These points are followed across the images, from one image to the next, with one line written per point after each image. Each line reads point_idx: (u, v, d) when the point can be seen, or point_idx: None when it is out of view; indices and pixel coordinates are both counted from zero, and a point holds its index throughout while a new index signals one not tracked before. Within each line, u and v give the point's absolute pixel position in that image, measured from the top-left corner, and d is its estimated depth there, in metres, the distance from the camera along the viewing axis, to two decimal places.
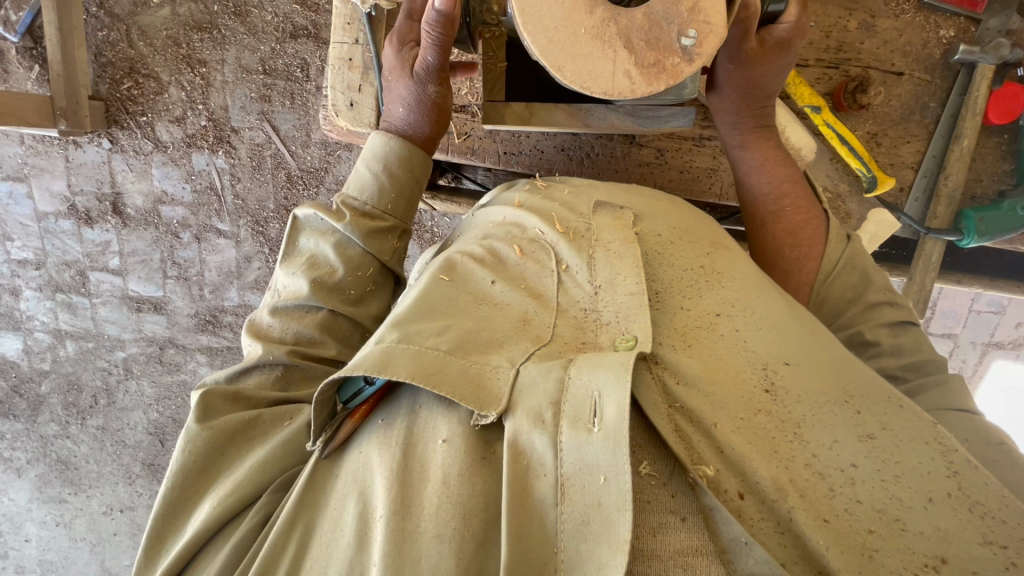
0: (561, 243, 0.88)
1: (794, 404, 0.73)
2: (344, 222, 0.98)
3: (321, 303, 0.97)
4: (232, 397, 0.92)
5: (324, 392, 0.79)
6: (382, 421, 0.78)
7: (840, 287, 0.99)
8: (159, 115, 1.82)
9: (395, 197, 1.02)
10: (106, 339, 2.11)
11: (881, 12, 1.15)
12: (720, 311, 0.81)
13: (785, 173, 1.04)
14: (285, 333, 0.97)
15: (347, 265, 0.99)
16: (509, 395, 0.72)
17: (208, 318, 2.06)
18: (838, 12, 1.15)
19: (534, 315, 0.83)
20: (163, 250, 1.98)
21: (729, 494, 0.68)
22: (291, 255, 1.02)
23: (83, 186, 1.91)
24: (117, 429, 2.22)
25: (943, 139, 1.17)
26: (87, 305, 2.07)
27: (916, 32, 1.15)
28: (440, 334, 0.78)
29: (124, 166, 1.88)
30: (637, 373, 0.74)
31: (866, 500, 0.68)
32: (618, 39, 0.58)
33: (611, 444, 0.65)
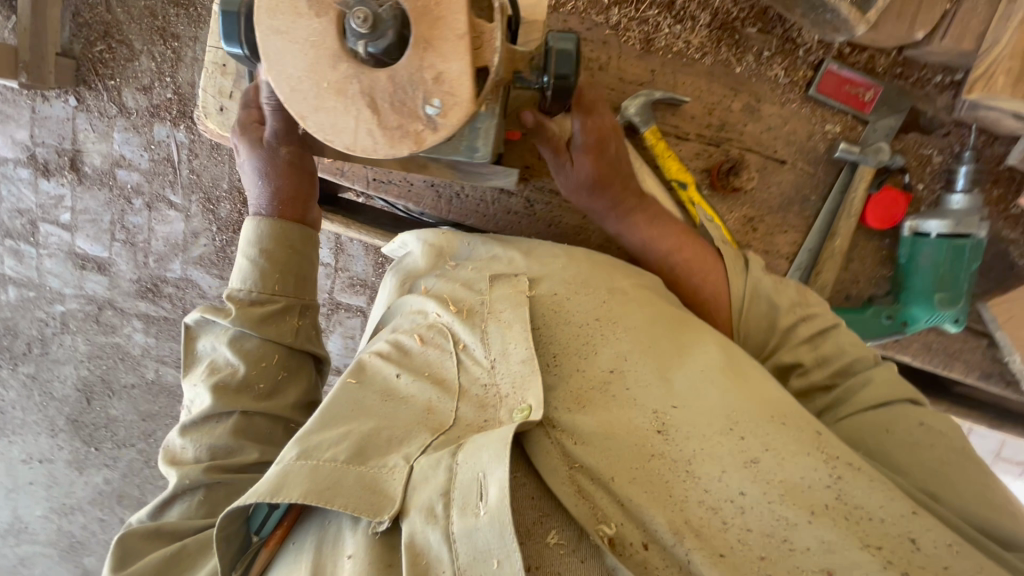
0: (456, 322, 0.94)
1: (684, 443, 0.77)
2: (230, 318, 0.99)
3: (231, 408, 0.98)
4: (151, 535, 0.94)
5: (225, 525, 0.85)
6: (295, 544, 0.86)
7: (756, 316, 1.00)
8: (127, 81, 1.84)
9: (282, 278, 1.02)
10: (47, 290, 2.13)
11: (768, 97, 1.15)
12: (613, 366, 0.86)
13: (664, 251, 1.07)
14: (200, 451, 0.98)
15: (247, 363, 0.99)
16: (398, 495, 0.79)
17: (149, 286, 2.07)
18: (723, 87, 1.14)
19: (437, 402, 0.89)
20: (113, 213, 2.00)
21: (634, 547, 0.74)
22: (193, 364, 1.04)
23: (44, 139, 1.94)
24: (46, 380, 2.24)
25: (819, 235, 1.17)
26: (34, 254, 2.09)
27: (802, 122, 1.15)
28: (337, 445, 0.84)
29: (87, 126, 1.90)
30: (530, 440, 0.83)
31: (755, 527, 0.70)
32: (361, 98, 0.60)
33: (499, 532, 0.71)
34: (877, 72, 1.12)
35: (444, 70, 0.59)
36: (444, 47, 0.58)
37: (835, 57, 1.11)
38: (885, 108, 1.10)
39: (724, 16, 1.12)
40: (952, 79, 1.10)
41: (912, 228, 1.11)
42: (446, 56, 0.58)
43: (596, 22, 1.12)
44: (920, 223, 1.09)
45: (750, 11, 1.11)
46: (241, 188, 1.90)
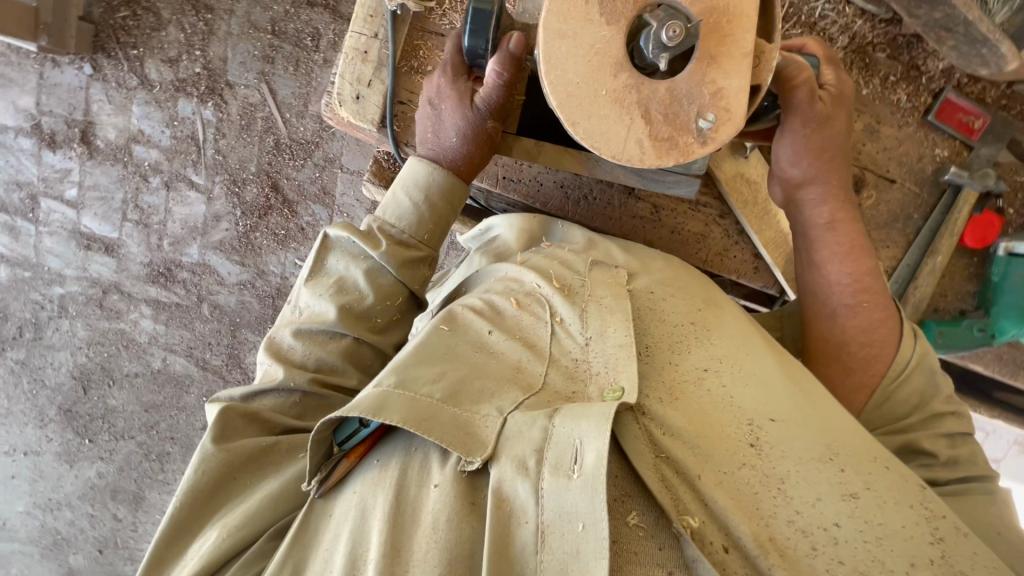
0: (556, 295, 0.87)
1: (779, 457, 0.72)
2: (381, 250, 0.90)
3: (346, 331, 0.90)
4: (248, 417, 0.86)
5: (324, 430, 0.76)
6: (376, 462, 0.76)
7: (906, 390, 0.81)
8: (151, 52, 1.73)
9: (434, 226, 0.95)
10: (45, 271, 1.98)
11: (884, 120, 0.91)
12: (708, 366, 0.80)
13: (866, 260, 0.85)
14: (307, 358, 0.91)
15: (376, 292, 0.92)
16: (494, 442, 0.71)
17: (161, 269, 1.96)
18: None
19: (527, 362, 0.82)
20: (127, 191, 1.87)
21: (713, 546, 0.67)
22: (317, 273, 0.94)
23: (53, 107, 1.79)
24: (38, 367, 2.10)
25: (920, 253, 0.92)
26: (32, 232, 1.93)
27: (914, 143, 0.90)
28: (434, 382, 0.77)
29: (103, 96, 1.77)
30: (622, 420, 0.74)
31: (847, 560, 0.66)
32: (637, 108, 0.56)
33: (590, 488, 0.63)
34: (984, 103, 0.91)
35: (723, 86, 0.57)
36: (727, 64, 0.57)
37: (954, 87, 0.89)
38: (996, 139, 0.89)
39: (860, 38, 0.92)
40: None
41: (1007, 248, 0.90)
42: (728, 72, 0.57)
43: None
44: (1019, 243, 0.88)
45: (884, 35, 0.91)
46: (269, 172, 1.81)
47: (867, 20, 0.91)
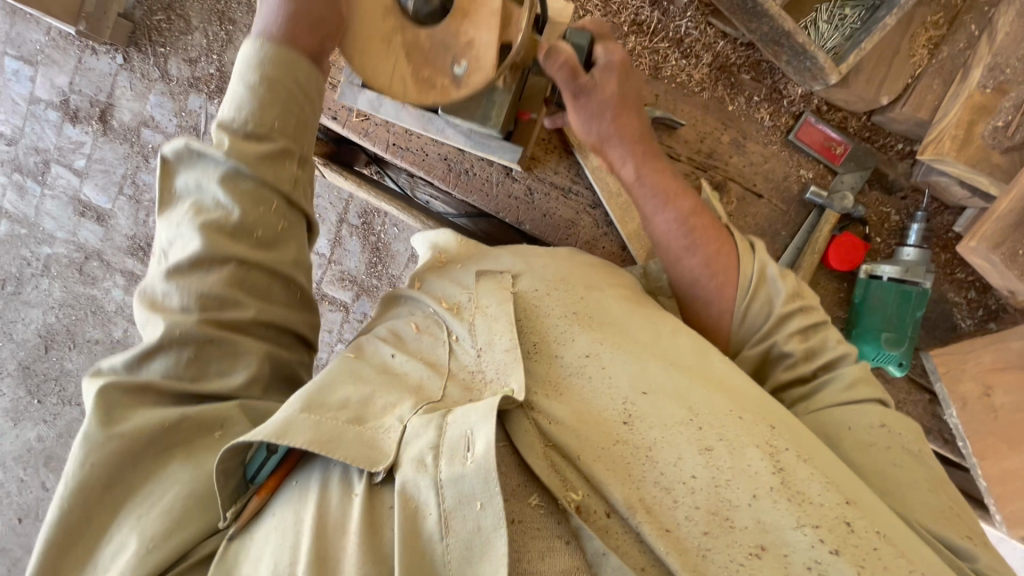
0: (444, 314, 0.88)
1: (646, 430, 0.74)
2: (223, 147, 0.76)
3: (222, 252, 0.75)
4: (134, 389, 0.74)
5: (225, 461, 0.71)
6: (297, 483, 0.74)
7: (756, 308, 0.85)
8: (176, 52, 1.90)
9: (280, 105, 0.77)
10: (39, 231, 2.14)
11: (755, 135, 1.03)
12: (587, 351, 0.82)
13: (687, 201, 0.89)
14: (185, 299, 0.75)
15: (242, 203, 0.77)
16: (394, 449, 0.71)
17: (141, 245, 2.09)
18: (715, 121, 1.04)
19: (427, 381, 0.82)
20: (128, 168, 2.06)
21: (597, 514, 0.70)
22: (173, 204, 0.80)
23: (82, 88, 2.01)
24: (10, 321, 2.20)
25: (784, 269, 1.03)
26: (37, 193, 2.12)
27: (780, 164, 1.03)
28: (340, 402, 0.76)
29: (126, 84, 1.98)
30: (510, 419, 0.75)
31: (704, 504, 0.68)
32: (399, 46, 0.72)
33: (482, 476, 0.65)
34: (847, 132, 1.03)
35: (474, 38, 0.71)
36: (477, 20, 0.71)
37: (815, 110, 1.01)
38: (853, 163, 1.00)
39: (723, 58, 1.02)
40: (914, 148, 1.01)
41: (867, 271, 0.98)
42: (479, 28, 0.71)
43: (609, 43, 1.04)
44: (876, 266, 0.97)
45: (746, 59, 1.02)
46: None
47: (729, 41, 1.01)
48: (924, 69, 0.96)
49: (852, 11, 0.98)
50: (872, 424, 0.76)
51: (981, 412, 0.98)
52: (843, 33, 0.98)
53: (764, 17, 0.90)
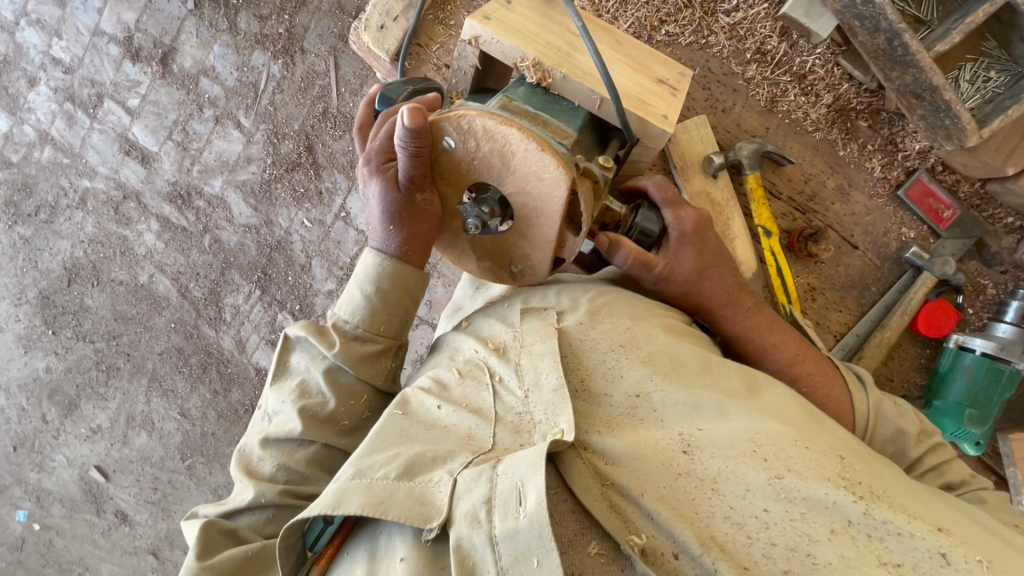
0: (491, 358, 0.89)
1: (709, 460, 0.72)
2: (334, 351, 0.91)
3: (313, 438, 0.90)
4: (229, 533, 0.87)
5: (286, 538, 0.78)
6: (348, 556, 0.80)
7: (885, 432, 0.86)
8: (248, 6, 1.94)
9: (390, 315, 0.93)
10: (81, 163, 2.12)
11: (861, 184, 1.08)
12: (636, 391, 0.80)
13: (786, 355, 0.94)
14: (275, 472, 0.90)
15: (338, 394, 0.92)
16: (446, 503, 0.72)
17: (182, 192, 2.06)
18: (822, 164, 1.09)
19: (476, 428, 0.82)
20: (181, 114, 2.03)
21: (665, 556, 0.68)
22: (284, 376, 0.96)
23: (148, 27, 2.00)
24: (38, 248, 2.18)
25: (869, 323, 1.07)
26: (86, 125, 2.09)
27: (882, 218, 1.08)
28: (387, 462, 0.77)
29: (193, 31, 1.98)
30: (563, 459, 0.75)
31: (779, 540, 0.65)
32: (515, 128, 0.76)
33: (536, 530, 0.64)
34: (958, 196, 1.05)
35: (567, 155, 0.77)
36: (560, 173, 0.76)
37: (928, 171, 1.04)
38: (959, 229, 1.04)
39: (844, 101, 1.05)
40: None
41: (957, 342, 1.01)
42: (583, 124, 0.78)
43: (732, 70, 1.10)
44: (966, 338, 0.99)
45: (867, 105, 1.05)
46: (309, 134, 1.92)
47: (853, 85, 1.04)
48: None
49: (997, 75, 0.97)
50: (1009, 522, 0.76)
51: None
52: (983, 95, 0.98)
53: (914, 67, 0.91)
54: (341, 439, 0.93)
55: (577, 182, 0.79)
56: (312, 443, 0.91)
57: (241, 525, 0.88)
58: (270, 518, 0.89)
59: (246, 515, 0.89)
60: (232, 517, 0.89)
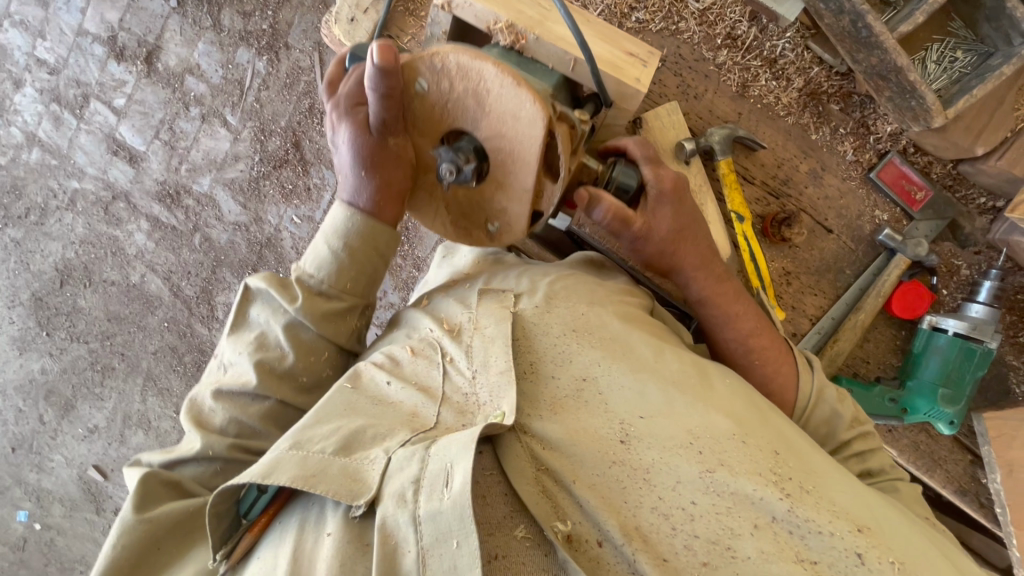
0: (445, 338, 0.90)
1: (645, 451, 0.74)
2: (298, 304, 0.92)
3: (269, 392, 0.92)
4: (172, 486, 0.90)
5: (219, 504, 0.81)
6: (279, 527, 0.82)
7: (818, 419, 0.90)
8: (231, 3, 1.92)
9: (357, 272, 0.94)
10: (70, 164, 2.12)
11: (834, 168, 1.08)
12: (583, 375, 0.81)
13: (748, 324, 0.93)
14: (227, 426, 0.92)
15: (298, 349, 0.93)
16: (376, 482, 0.74)
17: (171, 191, 2.07)
18: (795, 149, 1.08)
19: (421, 407, 0.84)
20: (167, 113, 2.03)
21: (587, 542, 0.72)
22: (242, 328, 0.97)
23: (132, 26, 1.99)
24: (30, 250, 2.19)
25: (844, 306, 1.08)
26: (73, 126, 2.09)
27: (855, 200, 1.08)
28: (328, 436, 0.79)
29: (177, 28, 1.97)
30: (503, 444, 0.77)
31: (702, 533, 0.70)
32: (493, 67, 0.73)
33: (456, 516, 0.67)
34: (930, 177, 1.06)
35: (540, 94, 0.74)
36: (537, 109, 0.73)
37: (900, 152, 1.05)
38: (932, 212, 1.05)
39: (816, 85, 1.06)
40: (997, 204, 1.03)
41: (931, 323, 1.01)
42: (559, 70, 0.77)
43: (703, 57, 1.08)
44: (941, 320, 0.99)
45: (837, 88, 1.05)
46: (295, 131, 1.92)
47: (824, 69, 1.05)
48: None
49: (964, 55, 0.98)
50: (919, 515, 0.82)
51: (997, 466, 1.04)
52: (952, 75, 0.99)
53: (878, 49, 0.90)
54: (297, 397, 0.95)
55: (555, 122, 0.76)
56: (270, 399, 0.93)
57: (187, 477, 0.91)
58: (216, 471, 0.92)
59: (191, 467, 0.92)
60: (178, 468, 0.92)
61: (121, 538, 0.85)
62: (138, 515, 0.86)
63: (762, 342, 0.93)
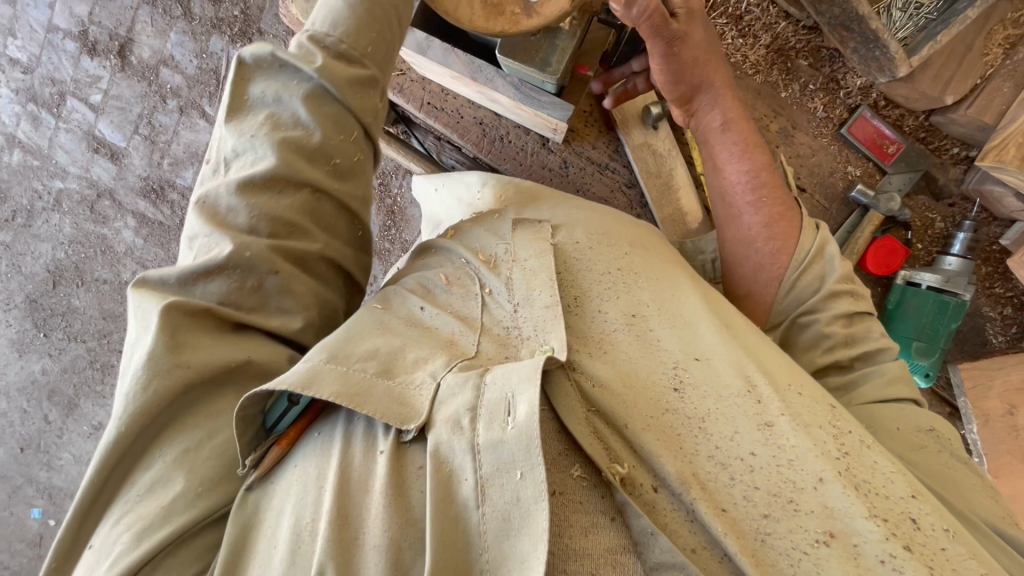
0: (483, 269, 0.65)
1: (700, 400, 0.57)
2: (318, 57, 0.51)
3: (304, 174, 0.51)
4: (201, 320, 0.50)
5: (245, 409, 0.49)
6: (321, 436, 0.52)
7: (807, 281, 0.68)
8: None
9: (379, 36, 0.54)
10: (52, 164, 2.11)
11: (807, 125, 0.88)
12: (633, 311, 0.62)
13: (763, 157, 0.69)
14: (256, 223, 0.51)
15: (325, 126, 0.52)
16: (428, 407, 0.51)
17: (155, 186, 2.06)
18: (765, 107, 0.87)
19: (460, 335, 0.60)
20: (145, 107, 2.00)
21: (642, 488, 0.54)
22: (240, 112, 0.54)
23: (101, 20, 1.95)
24: (20, 253, 2.19)
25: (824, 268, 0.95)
26: (51, 125, 2.08)
27: (829, 155, 0.88)
28: (366, 354, 0.54)
29: (148, 19, 1.92)
30: (551, 381, 0.56)
31: (764, 484, 0.52)
32: None
33: (524, 444, 0.47)
34: (902, 132, 0.86)
35: None
36: None
37: (871, 107, 0.85)
38: (904, 163, 0.86)
39: (783, 41, 0.85)
40: (971, 154, 0.85)
41: (906, 278, 0.86)
42: None
43: None
44: (917, 274, 0.85)
45: (806, 43, 0.84)
46: None
47: (790, 23, 0.84)
48: (997, 69, 0.78)
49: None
50: (919, 425, 0.60)
51: (1003, 431, 0.88)
52: (917, 23, 0.77)
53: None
54: (333, 184, 0.54)
55: None
56: (301, 186, 0.52)
57: (217, 304, 0.51)
58: (260, 285, 0.51)
59: (221, 282, 0.51)
60: (199, 288, 0.51)
61: (152, 377, 0.47)
62: (170, 354, 0.48)
63: (777, 210, 0.68)
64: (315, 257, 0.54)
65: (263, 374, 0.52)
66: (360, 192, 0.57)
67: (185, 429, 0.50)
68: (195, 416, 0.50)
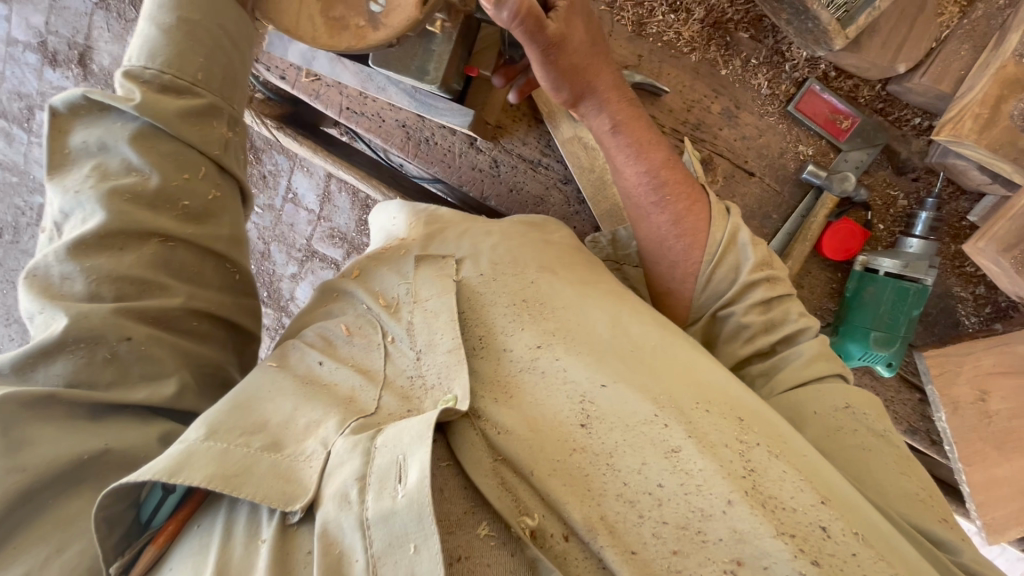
0: (382, 313, 0.64)
1: (607, 434, 0.54)
2: (133, 101, 0.53)
3: (142, 224, 0.53)
4: (48, 403, 0.49)
5: (107, 506, 0.48)
6: (199, 529, 0.50)
7: (722, 275, 0.64)
8: None
9: (207, 61, 0.57)
10: (30, 180, 2.11)
11: (751, 102, 0.81)
12: (541, 341, 0.60)
13: (660, 151, 0.65)
14: (99, 287, 0.52)
15: (162, 167, 0.55)
16: (316, 482, 0.49)
17: None
18: (704, 87, 0.81)
19: (361, 391, 0.58)
20: None
21: (552, 539, 0.51)
22: (65, 167, 0.55)
23: (58, 28, 1.87)
24: (11, 271, 2.21)
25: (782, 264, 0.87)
26: (25, 140, 2.07)
27: (776, 134, 0.81)
28: (253, 428, 0.53)
29: (103, 24, 1.82)
30: (455, 432, 0.55)
31: (673, 519, 0.49)
32: None
33: (416, 512, 0.45)
34: (857, 104, 0.79)
35: None
36: None
37: (820, 79, 0.78)
38: (860, 139, 0.78)
39: (718, 13, 0.77)
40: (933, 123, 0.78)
41: (864, 264, 0.80)
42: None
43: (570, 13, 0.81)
44: (874, 258, 0.79)
45: (744, 13, 0.77)
46: None
47: None
48: (953, 29, 0.71)
49: None
50: (834, 404, 0.59)
51: (974, 418, 0.81)
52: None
53: None
54: (187, 228, 0.56)
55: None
56: (145, 235, 0.54)
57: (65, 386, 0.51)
58: (114, 354, 0.52)
59: (64, 362, 0.51)
60: (39, 374, 0.51)
61: None
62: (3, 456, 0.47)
63: (682, 203, 0.65)
64: (178, 313, 0.55)
65: (125, 457, 0.52)
66: (218, 232, 0.58)
67: (25, 548, 0.47)
68: (40, 529, 0.48)
